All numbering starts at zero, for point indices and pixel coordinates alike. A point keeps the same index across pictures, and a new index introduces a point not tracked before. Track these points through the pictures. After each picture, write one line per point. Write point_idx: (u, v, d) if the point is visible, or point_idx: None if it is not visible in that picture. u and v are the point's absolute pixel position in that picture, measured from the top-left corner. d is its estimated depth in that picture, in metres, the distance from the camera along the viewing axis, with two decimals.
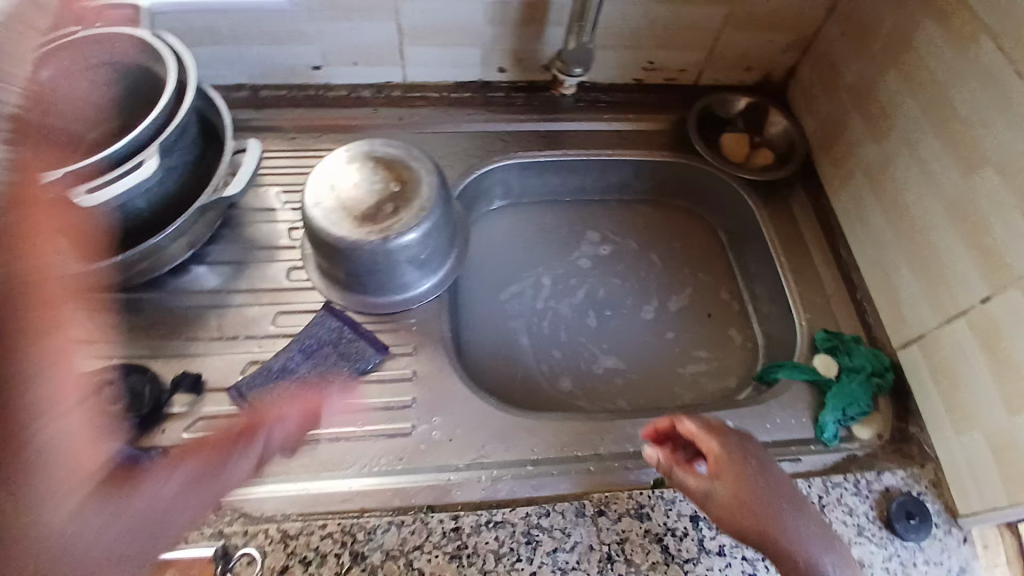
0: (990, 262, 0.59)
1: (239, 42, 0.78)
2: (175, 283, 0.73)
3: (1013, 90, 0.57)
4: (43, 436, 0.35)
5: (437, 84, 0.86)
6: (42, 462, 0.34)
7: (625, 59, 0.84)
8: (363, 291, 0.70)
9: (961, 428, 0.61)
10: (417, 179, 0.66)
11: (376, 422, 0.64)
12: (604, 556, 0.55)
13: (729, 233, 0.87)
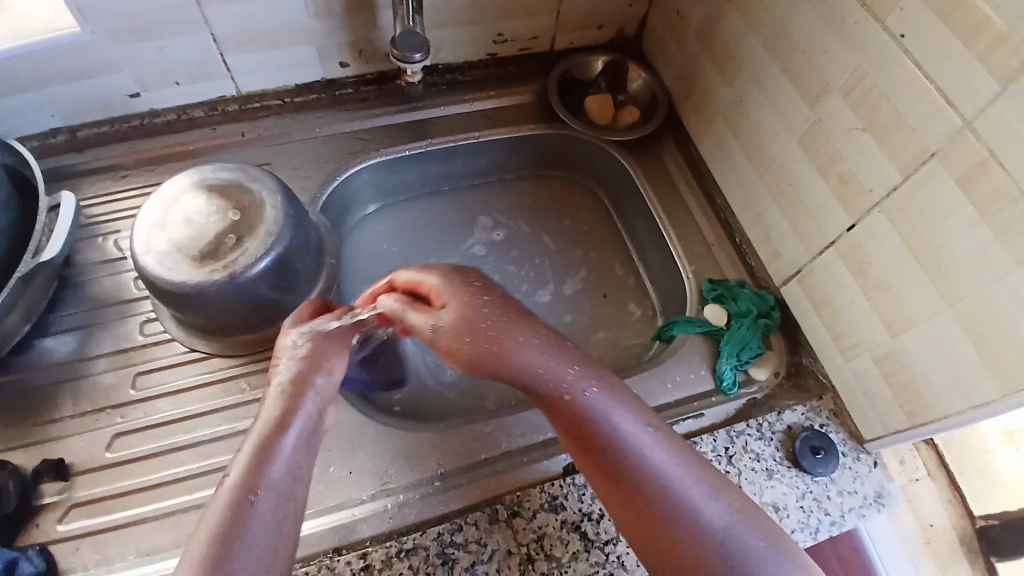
0: (848, 189, 0.59)
1: (37, 85, 0.69)
2: (18, 362, 0.65)
3: (842, 11, 0.57)
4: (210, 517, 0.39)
5: (277, 91, 0.80)
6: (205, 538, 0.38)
7: (472, 36, 0.80)
8: (227, 334, 0.64)
9: (848, 353, 0.63)
10: (259, 203, 0.61)
11: None
12: (524, 558, 0.53)
13: (611, 196, 0.86)
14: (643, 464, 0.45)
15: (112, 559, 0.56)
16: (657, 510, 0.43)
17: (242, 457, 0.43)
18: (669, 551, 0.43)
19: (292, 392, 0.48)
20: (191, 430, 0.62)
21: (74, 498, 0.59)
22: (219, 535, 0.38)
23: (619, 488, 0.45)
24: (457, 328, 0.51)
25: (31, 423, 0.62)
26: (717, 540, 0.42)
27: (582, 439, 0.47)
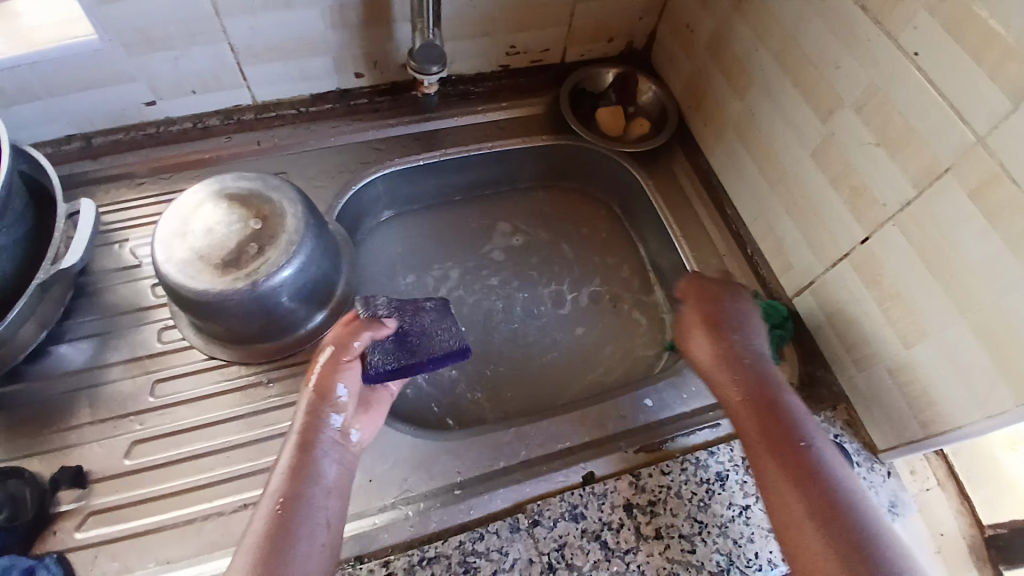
0: (862, 202, 0.61)
1: (53, 93, 0.69)
2: (34, 370, 0.65)
3: (855, 28, 0.58)
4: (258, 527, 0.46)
5: (291, 101, 0.81)
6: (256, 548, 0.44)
7: (485, 48, 0.81)
8: (247, 341, 0.65)
9: (862, 363, 0.64)
10: (280, 212, 0.61)
11: None
12: (545, 567, 0.54)
13: (622, 207, 0.87)
14: (836, 470, 0.51)
15: (132, 567, 0.56)
16: (845, 508, 0.48)
17: (279, 473, 0.49)
18: (842, 547, 0.45)
19: (312, 414, 0.52)
20: (210, 438, 0.62)
21: (92, 506, 0.59)
22: (265, 543, 0.45)
23: (806, 480, 0.49)
24: (727, 327, 0.61)
25: (48, 430, 0.62)
26: (890, 546, 0.46)
27: (764, 435, 0.53)
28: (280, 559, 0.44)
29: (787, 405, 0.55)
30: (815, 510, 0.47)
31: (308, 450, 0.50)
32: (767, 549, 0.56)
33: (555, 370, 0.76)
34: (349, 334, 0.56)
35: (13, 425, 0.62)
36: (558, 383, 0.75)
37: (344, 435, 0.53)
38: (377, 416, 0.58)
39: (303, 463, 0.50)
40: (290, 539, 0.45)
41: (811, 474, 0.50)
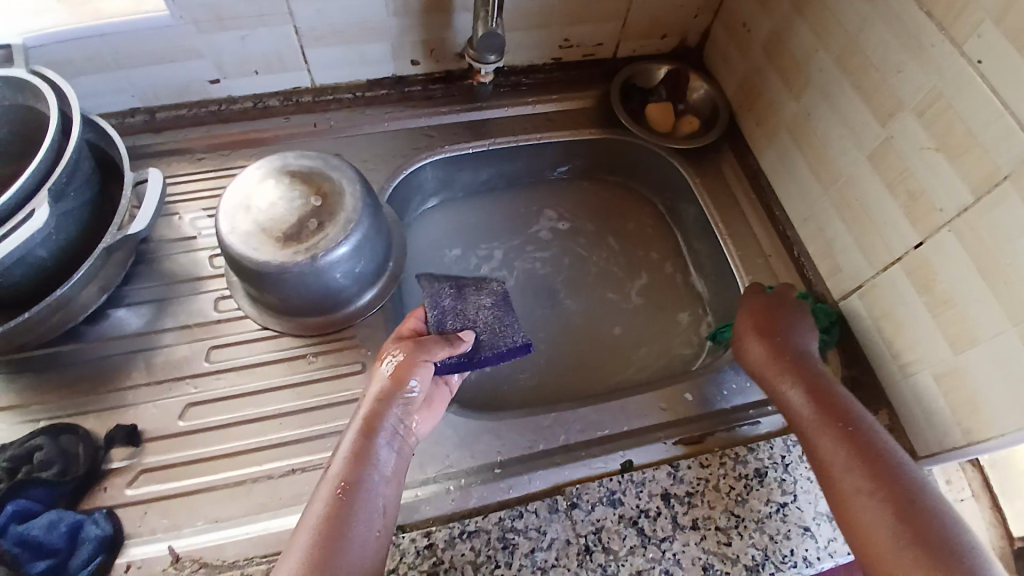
0: (917, 206, 0.60)
1: (124, 66, 0.72)
2: (94, 331, 0.68)
3: (919, 32, 0.58)
4: (320, 507, 0.49)
5: (349, 85, 0.83)
6: (317, 528, 0.47)
7: (539, 41, 0.82)
8: (300, 313, 0.67)
9: (908, 370, 0.64)
10: (340, 190, 0.63)
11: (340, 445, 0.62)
12: (581, 549, 0.54)
13: (666, 203, 0.87)
14: (892, 454, 0.54)
15: (181, 524, 0.58)
16: (903, 491, 0.51)
17: (344, 455, 0.51)
18: (902, 523, 0.49)
19: (381, 404, 0.54)
20: (260, 404, 0.64)
21: (144, 463, 0.61)
22: (325, 523, 0.48)
23: (866, 465, 0.53)
24: (783, 333, 0.64)
25: (105, 389, 0.65)
26: (950, 527, 0.49)
27: (821, 423, 0.56)
28: (340, 541, 0.47)
29: (841, 395, 0.58)
30: (879, 487, 0.51)
31: (372, 440, 0.52)
32: (804, 547, 0.56)
33: (593, 361, 0.77)
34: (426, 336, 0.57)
35: (73, 382, 0.65)
36: (596, 373, 0.76)
37: (408, 426, 0.55)
38: (438, 410, 0.59)
39: (366, 451, 0.51)
40: (350, 523, 0.48)
41: (871, 458, 0.53)
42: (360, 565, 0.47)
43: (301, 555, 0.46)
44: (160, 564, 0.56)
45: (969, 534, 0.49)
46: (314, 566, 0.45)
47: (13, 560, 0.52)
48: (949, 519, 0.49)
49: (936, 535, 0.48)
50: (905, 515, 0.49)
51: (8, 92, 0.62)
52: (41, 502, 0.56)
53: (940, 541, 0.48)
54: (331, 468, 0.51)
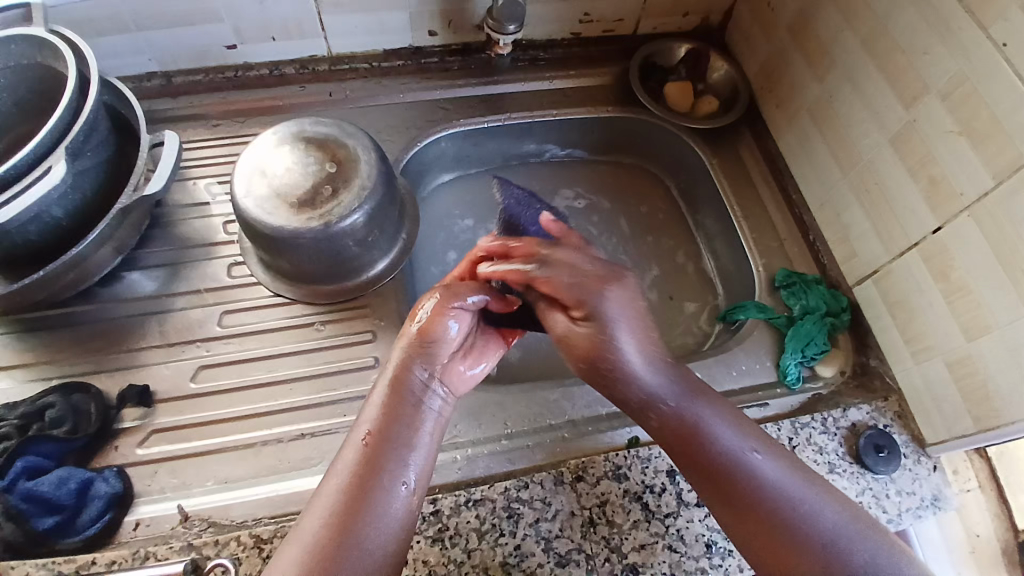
0: (938, 192, 0.60)
1: (141, 28, 0.71)
2: (107, 292, 0.68)
3: (949, 14, 0.57)
4: (347, 461, 0.49)
5: (366, 54, 0.82)
6: (344, 482, 0.48)
7: (559, 14, 0.81)
8: (312, 280, 0.67)
9: (919, 356, 0.63)
10: (354, 158, 0.63)
11: (349, 412, 0.63)
12: (586, 521, 0.55)
13: (681, 184, 0.87)
14: (755, 470, 0.50)
15: (191, 484, 0.59)
16: (777, 513, 0.48)
17: (371, 409, 0.51)
18: (789, 550, 0.47)
19: (408, 358, 0.53)
20: (272, 369, 0.65)
21: (155, 424, 0.62)
22: (350, 479, 0.48)
23: (732, 496, 0.49)
24: (601, 354, 0.53)
25: (118, 350, 0.65)
26: (835, 539, 0.46)
27: (681, 450, 0.52)
28: (366, 496, 0.47)
29: (680, 410, 0.52)
30: (769, 512, 0.48)
31: (399, 395, 0.52)
32: None
33: None
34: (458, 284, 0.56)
35: (86, 342, 0.66)
36: None
37: (440, 379, 0.54)
38: (485, 358, 0.59)
39: (392, 406, 0.51)
40: (375, 476, 0.48)
41: (731, 480, 0.50)
42: (386, 519, 0.47)
43: (327, 507, 0.47)
44: (169, 522, 0.57)
45: (860, 539, 0.47)
46: (337, 525, 0.46)
47: (20, 514, 0.53)
48: (837, 528, 0.47)
49: (819, 557, 0.46)
50: (791, 546, 0.47)
51: (28, 51, 0.62)
52: (50, 458, 0.57)
53: (825, 563, 0.46)
54: (359, 422, 0.52)
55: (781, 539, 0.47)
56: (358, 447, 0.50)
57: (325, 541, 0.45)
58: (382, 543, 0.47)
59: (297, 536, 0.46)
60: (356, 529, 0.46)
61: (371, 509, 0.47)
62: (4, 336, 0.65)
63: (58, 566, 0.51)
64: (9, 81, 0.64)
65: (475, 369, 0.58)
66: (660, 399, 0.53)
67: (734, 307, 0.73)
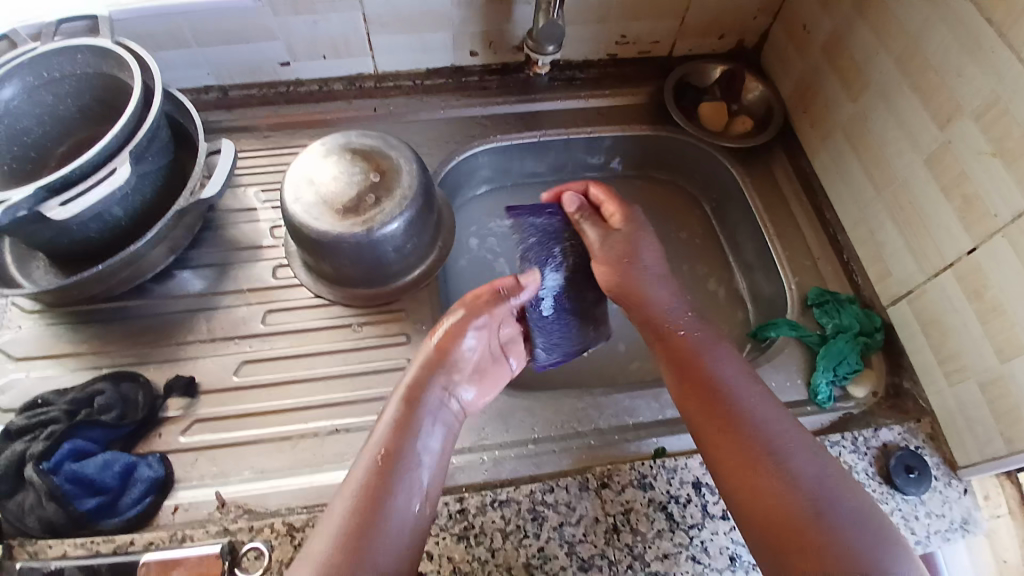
0: (972, 211, 0.59)
1: (203, 44, 0.77)
2: (159, 289, 0.72)
3: (982, 36, 0.58)
4: (362, 469, 0.50)
5: (409, 72, 0.86)
6: (358, 489, 0.49)
7: (596, 36, 0.84)
8: (352, 284, 0.70)
9: (953, 378, 0.63)
10: (396, 167, 0.66)
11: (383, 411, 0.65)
12: (609, 528, 0.55)
13: (713, 203, 0.88)
14: (744, 398, 0.54)
15: (228, 472, 0.61)
16: (758, 434, 0.52)
17: (384, 424, 0.53)
18: (772, 482, 0.49)
19: (426, 374, 0.56)
20: (310, 366, 0.68)
21: (198, 414, 0.65)
22: (371, 486, 0.49)
23: (718, 411, 0.54)
24: (632, 254, 0.63)
25: (166, 343, 0.69)
26: (805, 470, 0.50)
27: (679, 371, 0.57)
28: (383, 503, 0.49)
29: (689, 337, 0.59)
30: (759, 444, 0.51)
31: (413, 409, 0.54)
32: None
33: (632, 352, 0.77)
34: (471, 298, 0.59)
35: (138, 334, 0.69)
36: (633, 362, 0.77)
37: (453, 396, 0.57)
38: (492, 383, 0.61)
39: (406, 419, 0.53)
40: (392, 484, 0.50)
41: (725, 411, 0.53)
42: (401, 533, 0.48)
43: (346, 512, 0.48)
44: (207, 508, 0.59)
45: (831, 476, 0.50)
46: (358, 530, 0.47)
47: (63, 495, 0.56)
48: (812, 465, 0.50)
49: (788, 475, 0.49)
50: (773, 477, 0.49)
51: (92, 59, 0.67)
52: (96, 442, 0.60)
53: (793, 482, 0.49)
54: (372, 436, 0.53)
55: (768, 473, 0.50)
56: (371, 455, 0.51)
57: (339, 551, 0.46)
58: (397, 553, 0.48)
59: (313, 547, 0.47)
60: (373, 539, 0.47)
61: (387, 515, 0.48)
62: (61, 326, 0.69)
63: (97, 546, 0.55)
64: (77, 87, 0.69)
65: (482, 393, 0.60)
66: (677, 327, 0.60)
67: (764, 325, 0.73)
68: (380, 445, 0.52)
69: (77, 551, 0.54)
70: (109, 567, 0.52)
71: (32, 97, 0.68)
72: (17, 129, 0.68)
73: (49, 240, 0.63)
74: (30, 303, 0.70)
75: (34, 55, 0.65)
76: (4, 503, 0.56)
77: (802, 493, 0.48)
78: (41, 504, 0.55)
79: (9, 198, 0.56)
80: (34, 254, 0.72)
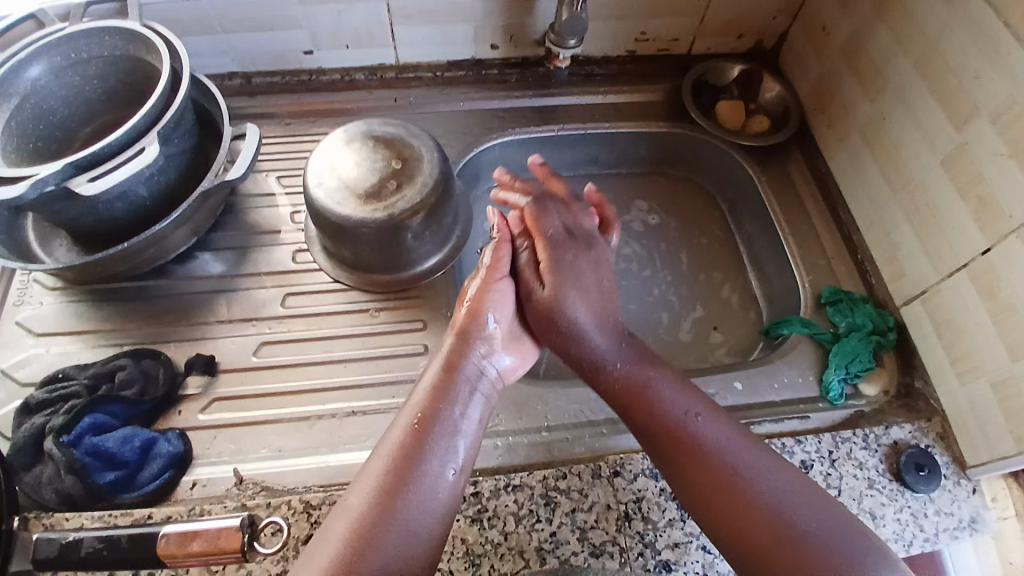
0: (988, 213, 0.60)
1: (229, 31, 0.78)
2: (181, 270, 0.73)
3: (1000, 39, 0.58)
4: (394, 438, 0.51)
5: (430, 64, 0.87)
6: (391, 458, 0.50)
7: (616, 32, 0.84)
8: (372, 269, 0.71)
9: (964, 377, 0.63)
10: (418, 156, 0.66)
11: (399, 396, 0.66)
12: (621, 515, 0.56)
13: (728, 200, 0.88)
14: (698, 432, 0.54)
15: (247, 450, 0.62)
16: (721, 472, 0.52)
17: (422, 391, 0.54)
18: (740, 513, 0.50)
19: (461, 344, 0.57)
20: (327, 350, 0.69)
21: (216, 393, 0.66)
22: (401, 453, 0.50)
23: (678, 454, 0.53)
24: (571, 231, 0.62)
25: (185, 324, 0.70)
26: (771, 496, 0.50)
27: (632, 413, 0.57)
28: (413, 474, 0.49)
29: (629, 375, 0.57)
30: (716, 473, 0.52)
31: (449, 378, 0.55)
32: None
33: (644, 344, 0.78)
34: (493, 261, 0.60)
35: (158, 314, 0.70)
36: None
37: (492, 365, 0.58)
38: (530, 351, 0.62)
39: (441, 388, 0.54)
40: (423, 453, 0.51)
41: (676, 446, 0.54)
42: (433, 499, 0.49)
43: (375, 479, 0.49)
44: (225, 484, 0.60)
45: (796, 494, 0.50)
46: (382, 498, 0.48)
47: (83, 468, 0.57)
48: (774, 486, 0.51)
49: (761, 514, 0.49)
50: (737, 506, 0.50)
51: (119, 42, 0.68)
52: (117, 417, 0.61)
53: (767, 517, 0.49)
54: (411, 401, 0.54)
55: (731, 503, 0.50)
56: (403, 425, 0.52)
57: (368, 511, 0.48)
58: (427, 524, 0.48)
59: (343, 509, 0.49)
60: (404, 503, 0.48)
61: (414, 485, 0.49)
62: (83, 303, 0.71)
63: (115, 519, 0.56)
64: (104, 69, 0.70)
65: (522, 359, 0.60)
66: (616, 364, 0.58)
67: (777, 322, 0.74)
68: (413, 416, 0.53)
69: (93, 524, 0.55)
70: (128, 537, 0.52)
71: (59, 78, 0.69)
72: (45, 108, 0.69)
73: (75, 217, 0.64)
74: (52, 280, 0.71)
75: (62, 36, 0.66)
76: (22, 474, 0.58)
77: (777, 526, 0.48)
78: (59, 476, 0.57)
79: (39, 172, 0.57)
80: (56, 232, 0.73)
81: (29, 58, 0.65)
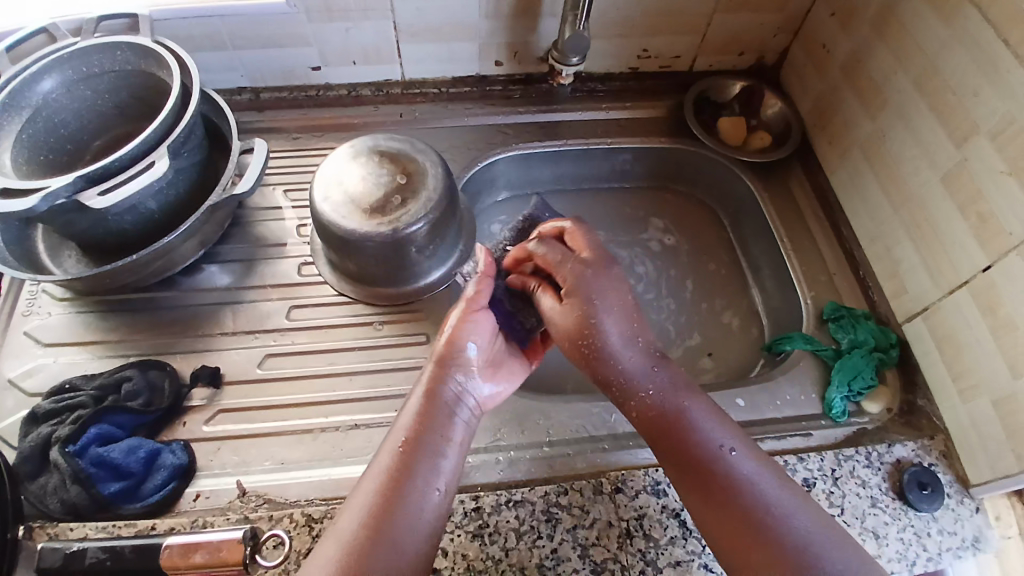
0: (988, 231, 0.60)
1: (239, 47, 0.79)
2: (188, 282, 0.74)
3: (999, 58, 0.59)
4: (370, 482, 0.50)
5: (435, 80, 0.88)
6: (369, 493, 0.50)
7: (619, 49, 0.85)
8: (375, 283, 0.72)
9: (966, 395, 0.63)
10: (423, 171, 0.67)
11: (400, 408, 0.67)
12: (623, 532, 0.56)
13: (730, 215, 0.89)
14: (731, 465, 0.52)
15: (250, 462, 0.63)
16: (749, 514, 0.50)
17: (408, 415, 0.54)
18: (763, 547, 0.48)
19: (441, 369, 0.56)
20: (332, 362, 0.69)
21: (222, 405, 0.66)
22: (392, 477, 0.50)
23: (709, 491, 0.51)
24: (581, 331, 0.57)
25: (191, 335, 0.71)
26: (801, 537, 0.48)
27: (659, 441, 0.55)
28: (400, 496, 0.49)
29: (661, 404, 0.55)
30: (740, 512, 0.50)
31: (430, 406, 0.54)
32: None
33: None
34: (473, 293, 0.60)
35: (164, 326, 0.71)
36: None
37: (472, 392, 0.57)
38: (511, 378, 0.61)
39: (423, 416, 0.54)
40: (408, 477, 0.50)
41: (703, 482, 0.52)
42: (422, 525, 0.49)
43: (366, 501, 0.49)
44: (227, 496, 0.60)
45: (826, 537, 0.49)
46: (375, 520, 0.48)
47: (88, 478, 0.57)
48: (803, 528, 0.49)
49: (789, 552, 0.47)
50: (757, 545, 0.48)
51: (132, 57, 0.69)
52: (123, 428, 0.61)
53: (791, 557, 0.47)
54: (396, 426, 0.54)
55: (752, 541, 0.49)
56: (383, 457, 0.52)
57: (362, 530, 0.48)
58: (414, 548, 0.48)
59: (335, 532, 0.48)
60: (394, 529, 0.48)
61: (388, 520, 0.48)
62: (90, 314, 0.71)
63: (118, 530, 0.56)
64: (115, 83, 0.71)
65: (501, 388, 0.59)
66: (647, 390, 0.56)
67: (779, 338, 0.74)
68: (392, 447, 0.52)
69: (97, 535, 0.56)
70: (133, 548, 0.53)
71: (71, 91, 0.70)
72: (55, 121, 0.70)
73: (84, 229, 0.65)
74: (61, 291, 0.72)
75: (75, 50, 0.68)
76: (28, 485, 0.58)
77: (800, 573, 0.47)
78: (64, 486, 0.57)
79: (50, 184, 0.58)
80: (65, 244, 0.74)
81: (42, 71, 0.67)
